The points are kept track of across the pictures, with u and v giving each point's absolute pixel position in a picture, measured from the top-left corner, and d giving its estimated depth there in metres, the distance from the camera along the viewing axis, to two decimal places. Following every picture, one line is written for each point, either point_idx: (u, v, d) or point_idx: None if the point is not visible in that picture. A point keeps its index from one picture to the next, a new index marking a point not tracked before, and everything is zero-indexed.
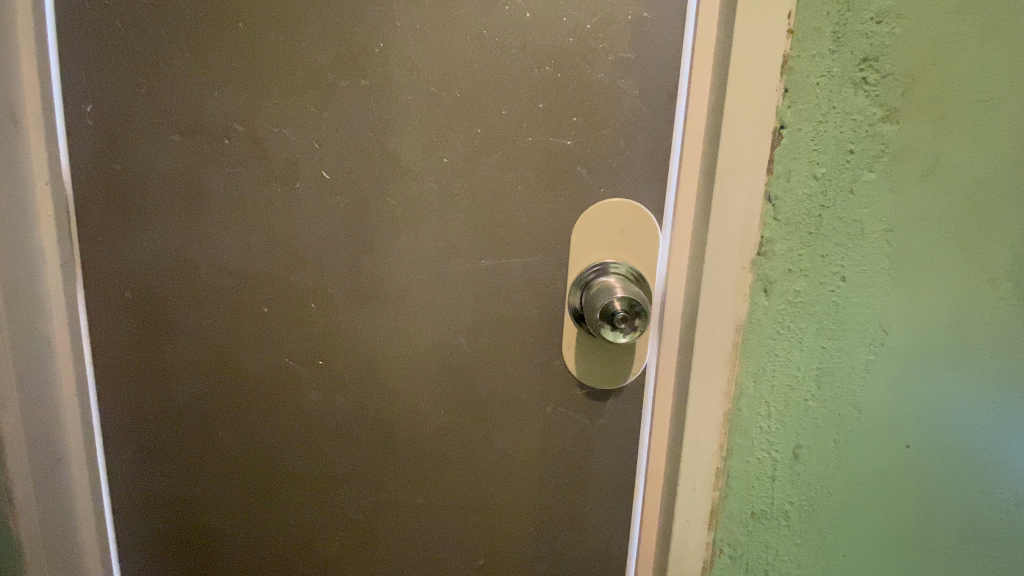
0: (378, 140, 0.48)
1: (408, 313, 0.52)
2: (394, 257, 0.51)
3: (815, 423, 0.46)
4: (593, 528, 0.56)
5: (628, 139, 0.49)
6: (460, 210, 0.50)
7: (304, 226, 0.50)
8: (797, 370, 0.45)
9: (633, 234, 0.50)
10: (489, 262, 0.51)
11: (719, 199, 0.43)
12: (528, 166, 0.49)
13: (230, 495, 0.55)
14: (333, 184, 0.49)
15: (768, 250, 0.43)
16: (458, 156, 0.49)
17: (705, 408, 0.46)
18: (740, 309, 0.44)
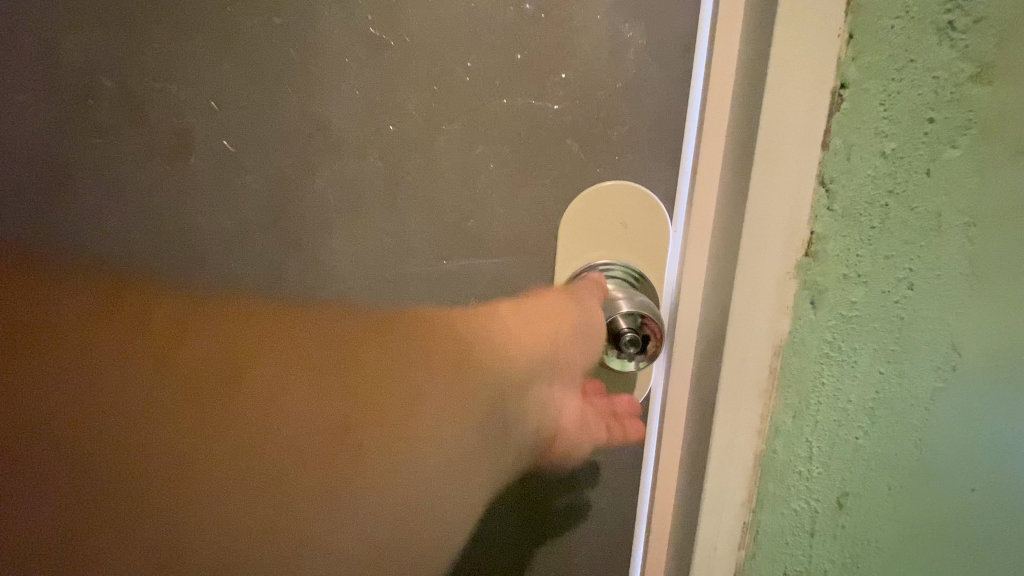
0: (303, 103, 0.37)
1: (347, 325, 0.41)
2: (329, 256, 0.39)
3: (864, 466, 0.35)
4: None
5: (635, 102, 0.36)
6: (413, 195, 0.38)
7: (207, 214, 0.38)
8: (848, 403, 0.34)
9: (639, 226, 0.38)
10: (451, 263, 0.40)
11: (757, 178, 0.31)
12: (500, 136, 0.37)
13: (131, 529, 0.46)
14: (244, 162, 0.38)
15: (818, 250, 0.31)
16: (408, 123, 0.37)
17: (729, 452, 0.34)
18: (780, 330, 0.32)
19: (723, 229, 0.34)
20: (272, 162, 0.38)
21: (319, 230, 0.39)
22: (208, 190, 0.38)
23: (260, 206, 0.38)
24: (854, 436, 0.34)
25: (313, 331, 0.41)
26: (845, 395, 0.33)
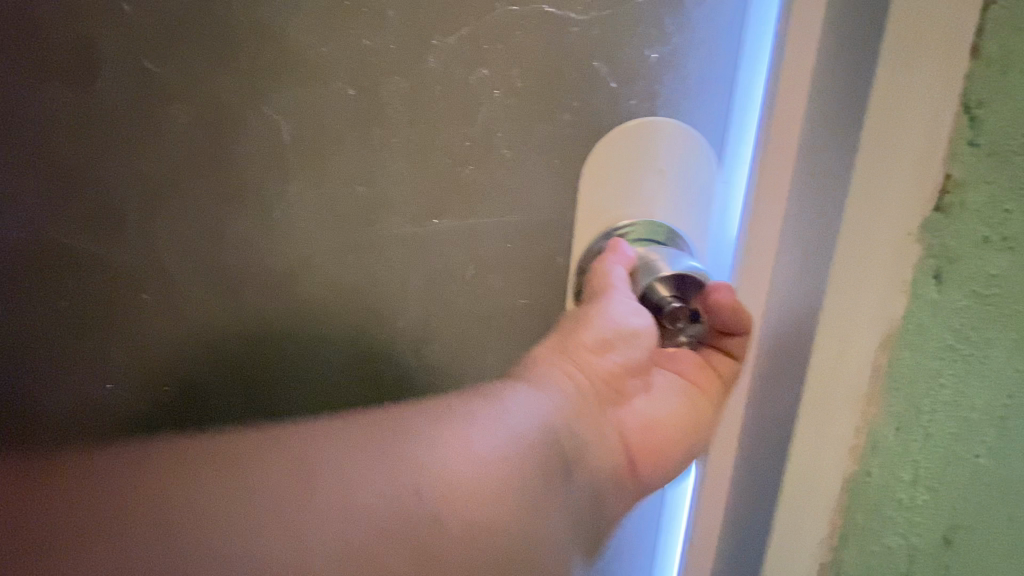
0: (244, 2, 0.27)
1: (310, 303, 0.32)
2: (285, 214, 0.30)
3: (985, 493, 0.26)
4: None
5: (687, 15, 0.28)
6: (395, 136, 0.29)
7: (125, 159, 0.29)
8: (973, 412, 0.25)
9: (683, 175, 0.30)
10: (445, 223, 0.30)
11: (875, 116, 0.22)
12: (512, 55, 0.28)
13: None
14: (169, 83, 0.28)
15: (953, 204, 0.23)
16: (388, 30, 0.27)
17: (804, 470, 0.26)
18: (887, 312, 0.24)
19: (816, 184, 0.25)
20: (208, 82, 0.28)
21: (272, 181, 0.30)
22: (117, 125, 0.29)
23: (192, 145, 0.29)
24: (976, 455, 0.26)
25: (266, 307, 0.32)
26: (970, 402, 0.25)
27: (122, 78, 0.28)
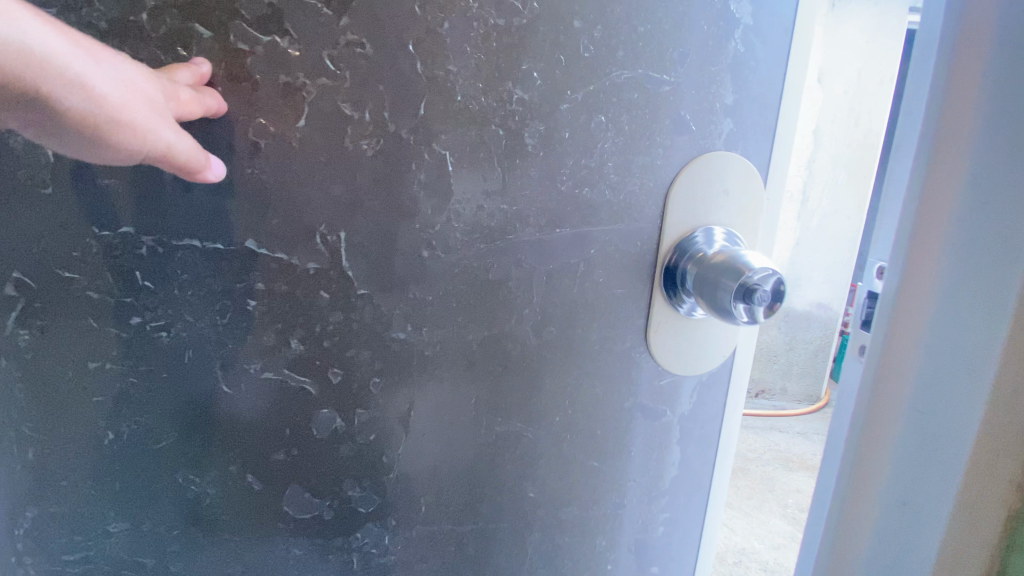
0: (429, 67, 0.38)
1: (458, 294, 0.43)
2: (444, 227, 0.42)
3: None
4: (654, 518, 0.55)
5: (732, 84, 0.44)
6: (533, 164, 0.42)
7: (314, 185, 0.39)
8: None
9: (737, 195, 0.47)
10: (563, 230, 0.44)
11: None
12: (620, 106, 0.42)
13: (239, 450, 0.43)
14: (367, 122, 0.38)
15: None
16: (532, 88, 0.40)
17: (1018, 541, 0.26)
18: None
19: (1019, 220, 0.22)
20: (392, 122, 0.39)
21: (436, 199, 0.41)
22: (315, 154, 0.38)
23: (377, 173, 0.39)
24: None
25: (423, 296, 0.43)
26: None
27: (325, 120, 0.38)
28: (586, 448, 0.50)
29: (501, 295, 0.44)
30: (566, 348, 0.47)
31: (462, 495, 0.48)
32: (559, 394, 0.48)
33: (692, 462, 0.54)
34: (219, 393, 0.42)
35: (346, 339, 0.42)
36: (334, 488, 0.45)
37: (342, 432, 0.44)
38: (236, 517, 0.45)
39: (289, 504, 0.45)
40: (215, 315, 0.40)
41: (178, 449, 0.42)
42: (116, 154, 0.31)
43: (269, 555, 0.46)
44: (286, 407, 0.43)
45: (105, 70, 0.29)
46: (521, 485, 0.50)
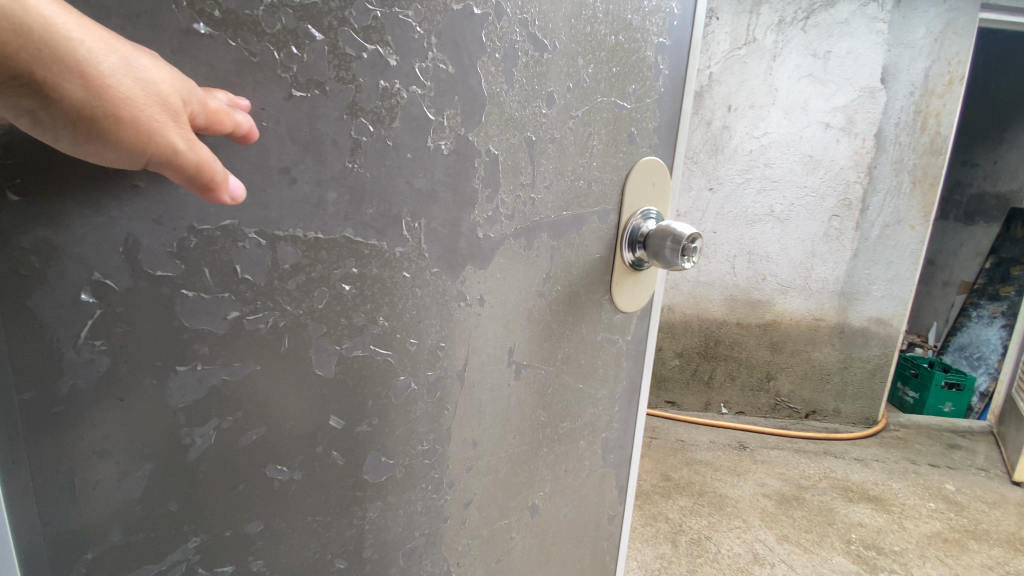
0: (487, 85, 0.51)
1: (496, 266, 0.57)
2: (492, 212, 0.55)
3: None
4: (610, 421, 0.79)
5: (661, 111, 0.67)
6: (550, 161, 0.58)
7: (401, 181, 0.48)
8: None
9: (659, 185, 0.70)
10: (566, 213, 0.61)
11: None
12: (602, 124, 0.61)
13: (327, 429, 0.50)
14: (445, 124, 0.49)
15: None
16: (552, 105, 0.56)
17: None
18: None
19: None
20: (462, 126, 0.50)
21: (489, 191, 0.54)
22: (404, 150, 0.47)
23: (449, 168, 0.51)
24: None
25: (474, 272, 0.56)
26: None
27: (413, 123, 0.47)
28: (570, 377, 0.70)
29: (524, 266, 0.60)
30: (567, 301, 0.65)
31: (499, 429, 0.64)
32: (557, 338, 0.66)
33: (631, 378, 0.79)
34: (312, 377, 0.48)
35: (422, 309, 0.53)
36: (408, 450, 0.56)
37: (414, 395, 0.55)
38: (318, 496, 0.51)
39: (367, 471, 0.54)
40: (309, 301, 0.46)
41: (268, 439, 0.47)
42: (116, 148, 0.35)
43: (348, 527, 0.54)
44: (369, 376, 0.51)
45: (124, 64, 0.34)
46: (528, 417, 0.67)
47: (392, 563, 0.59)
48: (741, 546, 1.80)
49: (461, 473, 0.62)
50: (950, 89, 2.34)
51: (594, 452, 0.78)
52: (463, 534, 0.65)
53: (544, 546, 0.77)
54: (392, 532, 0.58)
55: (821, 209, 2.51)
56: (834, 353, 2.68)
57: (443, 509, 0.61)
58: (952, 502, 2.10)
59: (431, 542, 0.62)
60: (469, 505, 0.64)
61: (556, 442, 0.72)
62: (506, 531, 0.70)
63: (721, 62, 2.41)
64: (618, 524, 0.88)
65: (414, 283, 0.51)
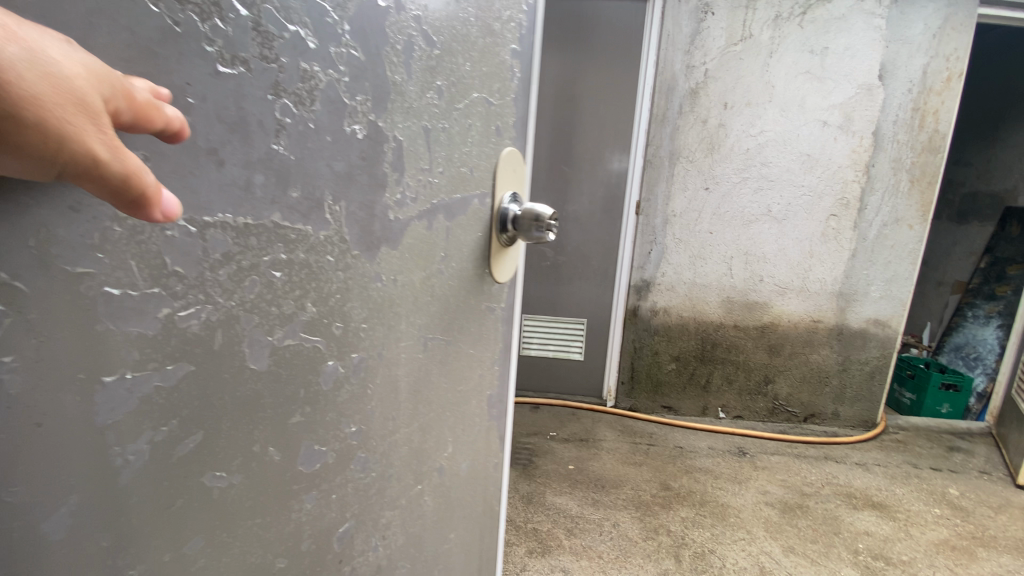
0: (391, 73, 0.45)
1: (405, 243, 0.50)
2: (401, 194, 0.49)
3: None
4: (493, 402, 0.75)
5: (519, 107, 0.66)
6: (440, 153, 0.53)
7: (321, 167, 0.40)
8: None
9: (517, 169, 0.69)
10: (455, 197, 0.57)
11: None
12: (476, 118, 0.58)
13: (269, 418, 0.39)
14: (357, 110, 0.42)
15: None
16: (440, 98, 0.52)
17: None
18: None
19: None
20: (372, 112, 0.44)
21: (397, 175, 0.48)
22: (324, 133, 0.40)
23: (364, 152, 0.44)
24: None
25: (388, 253, 0.49)
26: None
27: (331, 107, 0.40)
28: (463, 339, 0.64)
29: (425, 240, 0.53)
30: (463, 274, 0.61)
31: (413, 402, 0.56)
32: (457, 316, 0.61)
33: (506, 357, 0.76)
34: (245, 374, 0.37)
35: (348, 294, 0.45)
36: (337, 432, 0.46)
37: (342, 377, 0.46)
38: (259, 498, 0.40)
39: (302, 462, 0.43)
40: (242, 292, 0.36)
41: (206, 445, 0.35)
42: (19, 163, 0.24)
43: (287, 524, 0.43)
44: (301, 371, 0.42)
45: (28, 55, 0.24)
46: (441, 400, 0.61)
47: (327, 551, 0.48)
48: (747, 559, 1.72)
49: (383, 448, 0.53)
50: (948, 86, 2.30)
51: (472, 402, 0.68)
52: (383, 509, 0.54)
53: (448, 513, 0.67)
54: (328, 519, 0.47)
55: (818, 208, 2.46)
56: (833, 356, 2.63)
57: (369, 486, 0.52)
58: (957, 508, 2.05)
59: (360, 523, 0.51)
60: (388, 478, 0.54)
61: (458, 427, 0.66)
62: (418, 500, 0.60)
63: (717, 59, 2.35)
64: (497, 503, 0.83)
65: (331, 266, 0.43)
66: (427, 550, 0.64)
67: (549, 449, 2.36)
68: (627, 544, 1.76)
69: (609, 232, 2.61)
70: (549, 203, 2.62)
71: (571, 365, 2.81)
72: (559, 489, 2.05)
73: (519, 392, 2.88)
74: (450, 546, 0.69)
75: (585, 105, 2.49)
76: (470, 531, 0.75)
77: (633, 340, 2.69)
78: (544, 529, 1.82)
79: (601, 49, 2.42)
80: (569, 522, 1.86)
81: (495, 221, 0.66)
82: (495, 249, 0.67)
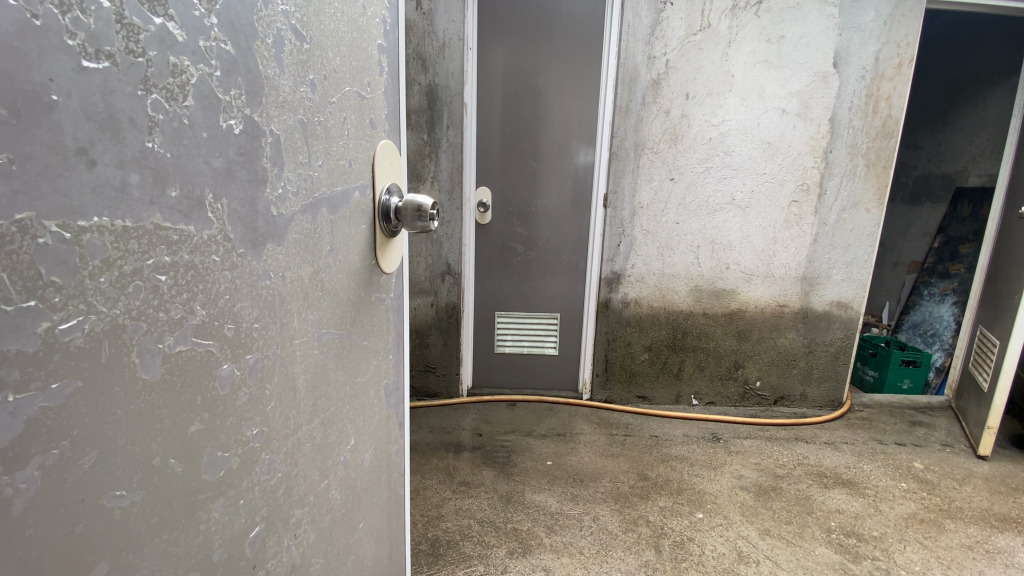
0: (263, 67, 0.43)
1: (292, 239, 0.49)
2: (283, 188, 0.47)
3: None
4: (389, 389, 0.75)
5: (387, 100, 0.67)
6: (318, 146, 0.52)
7: (199, 165, 0.38)
8: None
9: (393, 162, 0.70)
10: (337, 190, 0.56)
11: None
12: (350, 111, 0.57)
13: (167, 429, 0.37)
14: (231, 104, 0.40)
15: None
16: (313, 90, 0.50)
17: None
18: None
19: None
20: (246, 106, 0.42)
21: (277, 170, 0.46)
22: (199, 130, 0.37)
23: (242, 148, 0.42)
24: None
25: (275, 251, 0.46)
26: None
27: (204, 102, 0.37)
28: (357, 331, 0.63)
29: (312, 237, 0.52)
30: (349, 267, 0.60)
31: (313, 399, 0.55)
32: (350, 309, 0.61)
33: (398, 344, 0.77)
34: (137, 388, 0.35)
35: (238, 294, 0.43)
36: (239, 436, 0.44)
37: (239, 380, 0.44)
38: (165, 514, 0.38)
39: (206, 471, 0.41)
40: (126, 299, 0.33)
41: (103, 464, 0.33)
42: None
43: (196, 537, 0.41)
44: (195, 377, 0.39)
45: None
46: (340, 393, 0.61)
47: (240, 558, 0.46)
48: (724, 545, 1.74)
49: (287, 448, 0.51)
50: (900, 71, 2.37)
51: (370, 391, 0.68)
52: (293, 508, 0.53)
53: (355, 504, 0.67)
54: (238, 525, 0.45)
55: (781, 195, 2.50)
56: (799, 338, 2.69)
57: (276, 488, 0.50)
58: (923, 481, 2.13)
59: (271, 525, 0.50)
60: (293, 478, 0.53)
61: (358, 415, 0.66)
62: (326, 494, 0.59)
63: (677, 49, 2.35)
64: (400, 488, 0.83)
65: (216, 267, 0.40)
66: (338, 542, 0.63)
67: (527, 446, 2.34)
68: (608, 538, 1.76)
69: (577, 225, 2.60)
70: (517, 197, 2.58)
71: (546, 359, 2.80)
72: (538, 486, 2.03)
73: (495, 389, 2.85)
74: (360, 537, 0.69)
75: (549, 97, 2.46)
76: (378, 518, 0.75)
77: (605, 332, 2.68)
78: (525, 529, 1.79)
79: (561, 40, 2.40)
80: (549, 520, 1.84)
81: (378, 214, 0.66)
82: (379, 241, 0.67)
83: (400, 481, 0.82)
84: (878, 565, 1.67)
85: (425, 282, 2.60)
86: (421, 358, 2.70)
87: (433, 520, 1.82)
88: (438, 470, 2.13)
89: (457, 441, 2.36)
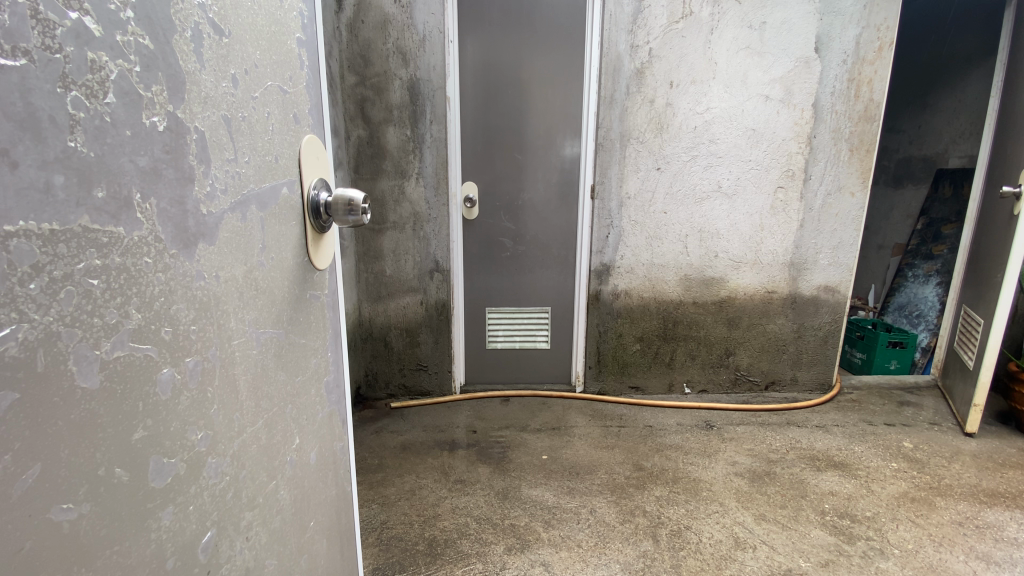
0: (184, 62, 0.41)
1: (223, 238, 0.46)
2: (212, 185, 0.45)
3: None
4: (329, 388, 0.72)
5: (310, 96, 0.65)
6: (244, 141, 0.50)
7: (126, 165, 0.36)
8: None
9: (320, 157, 0.68)
10: (266, 186, 0.54)
11: None
12: (274, 104, 0.55)
13: (107, 438, 0.35)
14: (154, 101, 0.38)
15: None
16: (234, 83, 0.48)
17: None
18: None
19: None
20: (169, 103, 0.40)
21: (204, 167, 0.43)
22: (122, 128, 0.35)
23: (167, 145, 0.40)
24: None
25: (206, 250, 0.44)
26: None
27: (126, 99, 0.36)
28: (294, 330, 0.61)
29: (244, 236, 0.50)
30: (284, 264, 0.58)
31: (255, 398, 0.53)
32: (287, 308, 0.59)
33: (335, 343, 0.74)
34: (76, 398, 0.33)
35: (174, 295, 0.41)
36: (184, 441, 0.42)
37: (180, 385, 0.42)
38: (114, 524, 0.36)
39: (153, 478, 0.39)
40: (58, 305, 0.32)
41: (48, 478, 0.31)
42: None
43: (146, 547, 0.39)
44: (136, 384, 0.38)
45: None
46: (282, 394, 0.58)
47: (193, 565, 0.44)
48: (721, 531, 1.75)
49: (233, 450, 0.49)
50: (880, 55, 2.37)
51: (310, 392, 0.66)
52: (244, 511, 0.51)
53: (304, 503, 0.65)
54: (189, 533, 0.43)
55: (766, 181, 2.51)
56: (788, 324, 2.70)
57: (225, 492, 0.48)
58: (913, 461, 2.16)
59: (223, 529, 0.48)
60: (242, 480, 0.51)
61: (301, 416, 0.64)
62: (276, 495, 0.58)
63: (660, 38, 2.34)
64: (348, 484, 0.81)
65: (149, 268, 0.38)
66: (290, 542, 0.61)
67: (522, 441, 2.33)
68: (605, 530, 1.76)
69: (565, 217, 2.59)
70: (502, 191, 2.56)
71: (536, 353, 2.80)
72: (534, 481, 2.03)
73: (488, 385, 2.83)
74: (312, 535, 0.68)
75: (530, 89, 2.43)
76: (328, 515, 0.73)
77: (596, 324, 2.68)
78: (523, 524, 1.79)
79: (541, 31, 2.37)
80: (547, 514, 1.84)
81: (307, 210, 0.63)
82: (308, 238, 0.64)
83: (347, 477, 0.80)
84: (871, 546, 1.69)
85: (413, 280, 2.57)
86: (411, 356, 2.67)
87: (429, 520, 1.81)
88: (434, 468, 2.11)
89: (452, 439, 2.34)
